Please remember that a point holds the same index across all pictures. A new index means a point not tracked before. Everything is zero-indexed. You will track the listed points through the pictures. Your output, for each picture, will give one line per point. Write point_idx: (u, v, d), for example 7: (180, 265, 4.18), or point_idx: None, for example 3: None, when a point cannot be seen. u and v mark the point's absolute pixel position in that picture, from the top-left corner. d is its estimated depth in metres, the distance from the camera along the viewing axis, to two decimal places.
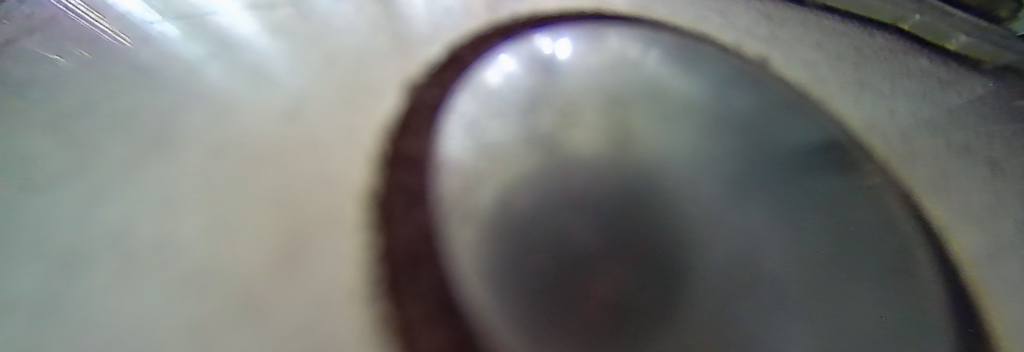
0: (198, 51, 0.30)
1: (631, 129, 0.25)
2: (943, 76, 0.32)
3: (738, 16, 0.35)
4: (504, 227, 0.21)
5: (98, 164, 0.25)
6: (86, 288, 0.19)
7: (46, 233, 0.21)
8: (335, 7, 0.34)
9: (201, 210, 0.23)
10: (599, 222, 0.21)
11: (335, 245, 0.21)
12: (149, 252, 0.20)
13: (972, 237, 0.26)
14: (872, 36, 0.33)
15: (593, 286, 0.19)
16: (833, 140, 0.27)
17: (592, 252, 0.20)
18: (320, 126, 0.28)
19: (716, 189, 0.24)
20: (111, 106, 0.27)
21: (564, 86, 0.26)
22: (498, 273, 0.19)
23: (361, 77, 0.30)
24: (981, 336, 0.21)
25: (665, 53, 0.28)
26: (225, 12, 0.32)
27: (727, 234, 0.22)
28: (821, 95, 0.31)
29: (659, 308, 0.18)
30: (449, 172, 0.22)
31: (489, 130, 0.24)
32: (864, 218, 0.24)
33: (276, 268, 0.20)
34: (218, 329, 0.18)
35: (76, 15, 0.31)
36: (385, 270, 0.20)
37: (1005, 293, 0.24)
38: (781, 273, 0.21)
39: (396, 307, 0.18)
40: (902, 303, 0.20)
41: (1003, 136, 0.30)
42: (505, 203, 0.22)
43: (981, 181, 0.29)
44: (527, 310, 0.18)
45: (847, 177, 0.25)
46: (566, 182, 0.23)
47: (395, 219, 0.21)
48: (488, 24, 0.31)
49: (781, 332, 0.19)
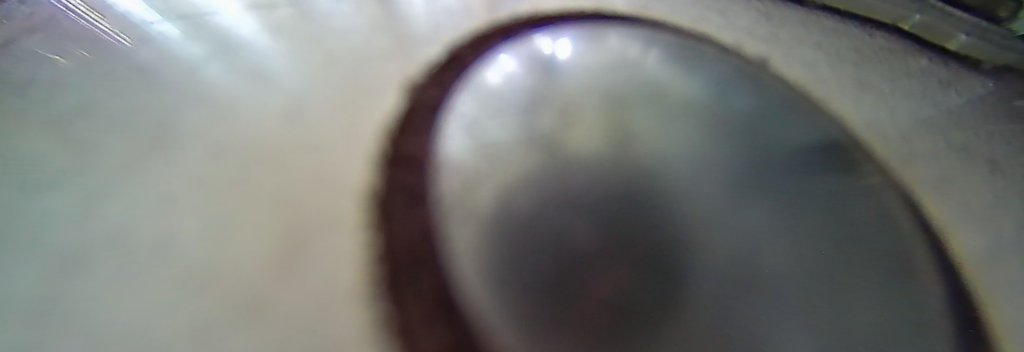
0: (199, 51, 0.30)
1: (631, 128, 0.25)
2: (945, 76, 0.32)
3: (739, 15, 0.35)
4: (505, 227, 0.20)
5: (98, 164, 0.25)
6: (90, 287, 0.19)
7: (48, 233, 0.21)
8: (334, 6, 0.33)
9: (202, 209, 0.23)
10: (599, 224, 0.21)
11: (335, 245, 0.22)
12: (150, 252, 0.20)
13: (969, 237, 0.27)
14: (871, 36, 0.33)
15: (593, 286, 0.19)
16: (835, 141, 0.27)
17: (593, 252, 0.20)
18: (319, 126, 0.28)
19: (718, 191, 0.24)
20: (111, 107, 0.27)
21: (565, 85, 0.26)
22: (499, 274, 0.19)
23: (361, 77, 0.30)
24: (978, 335, 0.21)
25: (666, 52, 0.28)
26: (226, 12, 0.32)
27: (727, 235, 0.22)
28: (820, 95, 0.31)
29: (657, 309, 0.19)
30: (449, 172, 0.22)
31: (489, 129, 0.23)
32: (864, 218, 0.24)
33: (278, 268, 0.21)
34: (222, 330, 0.18)
35: (77, 16, 0.30)
36: (386, 271, 0.20)
37: (1002, 293, 0.24)
38: (780, 273, 0.21)
39: (397, 306, 0.19)
40: (901, 303, 0.20)
41: (1002, 136, 0.30)
42: (505, 201, 0.21)
43: (979, 181, 0.29)
44: (527, 311, 0.18)
45: (850, 178, 0.25)
46: (567, 181, 0.22)
47: (396, 219, 0.22)
48: (488, 24, 0.31)
49: (780, 332, 0.19)
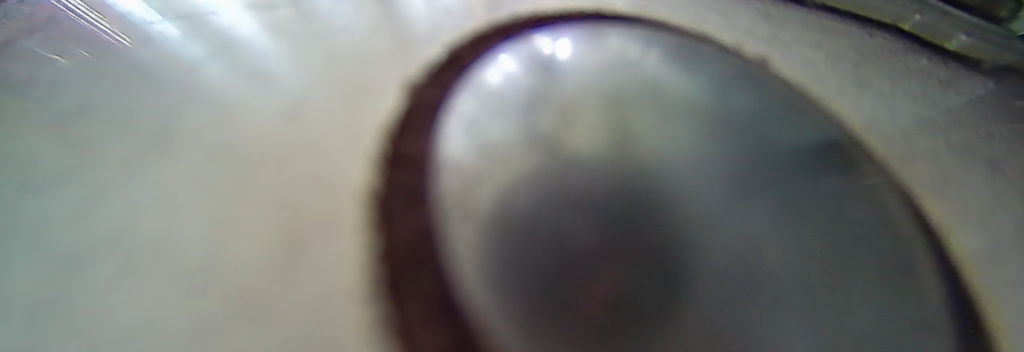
0: (199, 51, 0.30)
1: (631, 127, 0.25)
2: (946, 75, 0.32)
3: (739, 15, 0.35)
4: (504, 228, 0.20)
5: (98, 163, 0.25)
6: (90, 287, 0.19)
7: (48, 233, 0.21)
8: (334, 6, 0.34)
9: (201, 210, 0.23)
10: (600, 225, 0.21)
11: (336, 245, 0.22)
12: (151, 253, 0.20)
13: (970, 237, 0.27)
14: (872, 36, 0.33)
15: (592, 286, 0.19)
16: (835, 141, 0.27)
17: (593, 252, 0.20)
18: (319, 126, 0.27)
19: (718, 192, 0.24)
20: (110, 107, 0.27)
21: (565, 85, 0.26)
22: (498, 274, 0.19)
23: (361, 76, 0.30)
24: (979, 335, 0.21)
25: (666, 52, 0.28)
26: (226, 12, 0.32)
27: (728, 236, 0.22)
28: (820, 95, 0.31)
29: (657, 308, 0.19)
30: (449, 171, 0.22)
31: (489, 129, 0.23)
32: (865, 218, 0.24)
33: (277, 268, 0.20)
34: (222, 330, 0.18)
35: (77, 16, 0.31)
36: (386, 272, 0.20)
37: (1003, 293, 0.24)
38: (782, 274, 0.21)
39: (397, 308, 0.19)
40: (903, 303, 0.20)
41: (1003, 136, 0.30)
42: (505, 201, 0.21)
43: (981, 181, 0.29)
44: (528, 311, 0.18)
45: (850, 179, 0.25)
46: (567, 181, 0.22)
47: (395, 220, 0.22)
48: (488, 23, 0.31)
49: (779, 332, 0.19)
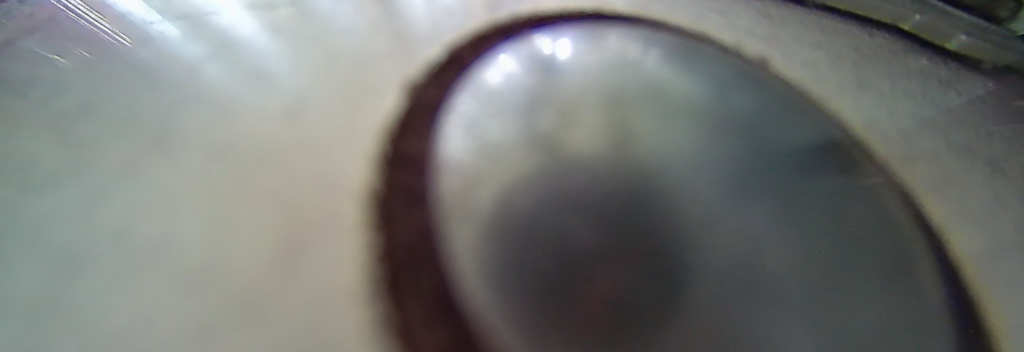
0: (199, 51, 0.30)
1: (631, 127, 0.25)
2: (946, 75, 0.32)
3: (739, 15, 0.35)
4: (504, 228, 0.20)
5: (98, 163, 0.25)
6: (89, 287, 0.19)
7: (48, 233, 0.21)
8: (334, 6, 0.34)
9: (201, 209, 0.23)
10: (599, 225, 0.21)
11: (336, 245, 0.22)
12: (150, 253, 0.20)
13: (969, 237, 0.27)
14: (872, 36, 0.33)
15: (591, 286, 0.19)
16: (835, 141, 0.27)
17: (592, 252, 0.20)
18: (319, 126, 0.27)
19: (719, 192, 0.24)
20: (110, 107, 0.27)
21: (565, 85, 0.26)
22: (498, 275, 0.19)
23: (361, 76, 0.30)
24: (979, 336, 0.21)
25: (666, 52, 0.28)
26: (226, 12, 0.32)
27: (727, 236, 0.22)
28: (820, 95, 0.31)
29: (656, 308, 0.19)
30: (449, 171, 0.22)
31: (489, 129, 0.23)
32: (865, 217, 0.24)
33: (278, 268, 0.21)
34: (222, 329, 0.18)
35: (77, 16, 0.31)
36: (386, 272, 0.20)
37: (1003, 293, 0.24)
38: (782, 274, 0.21)
39: (397, 308, 0.19)
40: (904, 304, 0.20)
41: (1002, 136, 0.30)
42: (505, 202, 0.21)
43: (981, 181, 0.29)
44: (529, 311, 0.18)
45: (849, 179, 0.25)
46: (567, 182, 0.23)
47: (395, 220, 0.22)
48: (488, 23, 0.31)
49: (779, 331, 0.19)
